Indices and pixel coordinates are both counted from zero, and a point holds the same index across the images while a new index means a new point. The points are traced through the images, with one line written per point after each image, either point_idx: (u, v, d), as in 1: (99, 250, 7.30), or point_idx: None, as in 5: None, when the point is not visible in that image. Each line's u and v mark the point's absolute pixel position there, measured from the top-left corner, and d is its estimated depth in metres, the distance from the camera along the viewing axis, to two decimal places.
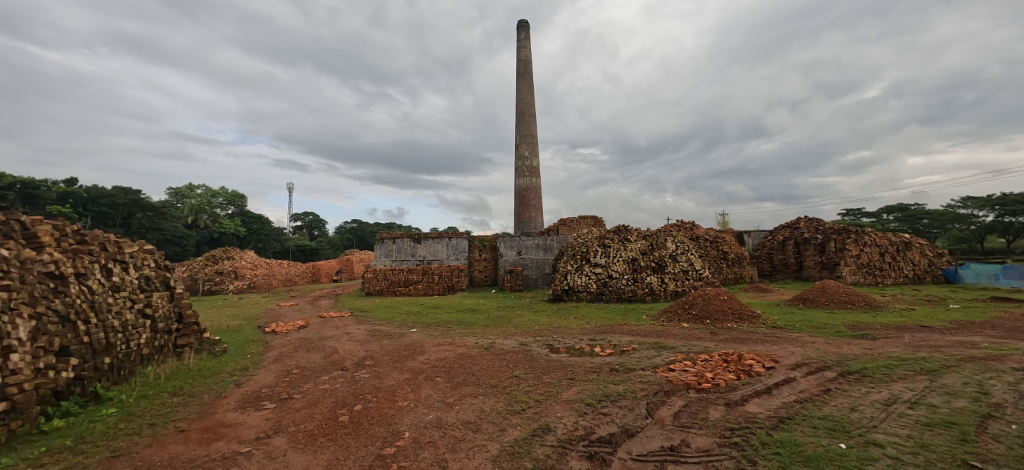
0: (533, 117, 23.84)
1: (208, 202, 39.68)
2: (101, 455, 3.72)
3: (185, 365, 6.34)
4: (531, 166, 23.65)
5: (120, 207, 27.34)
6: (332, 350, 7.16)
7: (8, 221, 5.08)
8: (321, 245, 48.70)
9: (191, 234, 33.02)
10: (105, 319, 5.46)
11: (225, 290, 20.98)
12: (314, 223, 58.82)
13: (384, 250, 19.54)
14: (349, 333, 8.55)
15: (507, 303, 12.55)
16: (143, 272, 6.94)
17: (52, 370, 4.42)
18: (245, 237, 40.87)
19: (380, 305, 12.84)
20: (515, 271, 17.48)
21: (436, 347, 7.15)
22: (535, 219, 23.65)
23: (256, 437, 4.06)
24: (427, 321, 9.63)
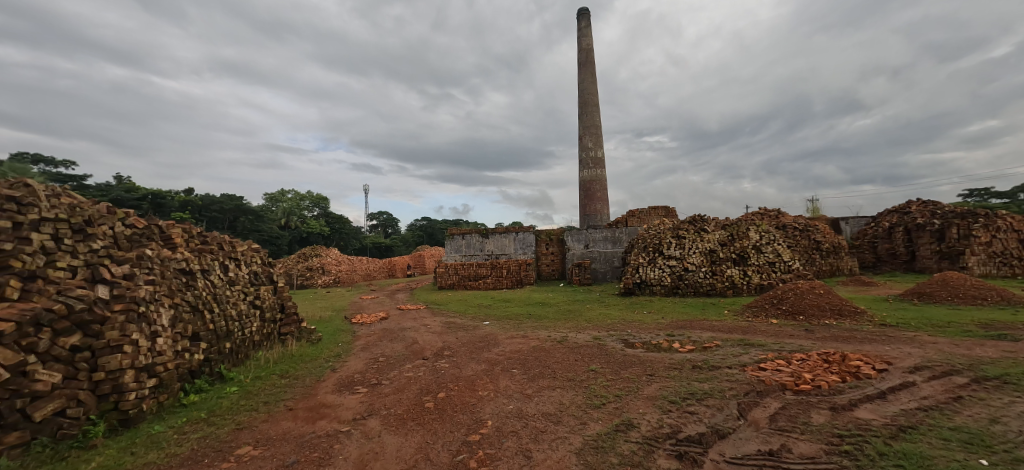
0: (596, 107, 23.27)
1: (296, 205, 43.85)
2: (228, 427, 4.26)
3: (288, 350, 7.03)
4: (595, 157, 23.13)
5: (227, 212, 31.17)
6: (412, 340, 7.55)
7: (150, 226, 5.98)
8: (394, 242, 51.44)
9: (284, 235, 36.74)
10: (225, 309, 6.23)
11: (315, 284, 23.13)
12: (388, 222, 62.97)
13: (454, 246, 20.30)
14: (426, 325, 8.95)
15: (576, 296, 12.41)
16: (252, 268, 7.82)
17: (188, 352, 5.13)
18: (329, 236, 44.69)
19: (452, 299, 13.32)
20: (583, 264, 17.29)
21: (509, 340, 7.23)
22: (601, 212, 23.09)
23: (353, 418, 4.40)
24: (499, 314, 9.82)
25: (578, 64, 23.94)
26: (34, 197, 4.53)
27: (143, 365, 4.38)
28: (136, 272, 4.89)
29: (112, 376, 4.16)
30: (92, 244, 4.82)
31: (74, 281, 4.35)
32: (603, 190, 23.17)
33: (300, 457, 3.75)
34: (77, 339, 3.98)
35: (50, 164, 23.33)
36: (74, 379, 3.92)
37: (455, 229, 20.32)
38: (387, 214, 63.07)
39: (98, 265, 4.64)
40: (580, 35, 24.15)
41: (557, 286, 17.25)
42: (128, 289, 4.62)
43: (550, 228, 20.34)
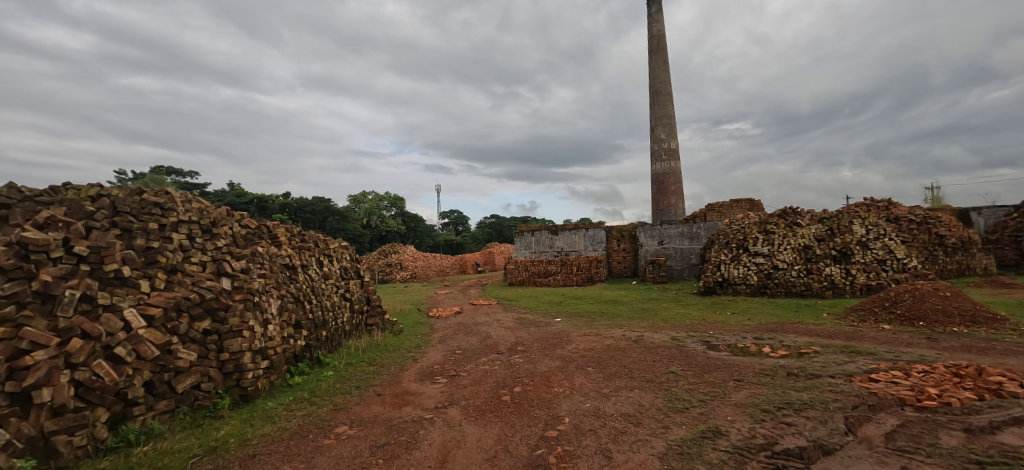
0: (668, 95, 22.14)
1: (376, 205, 47.04)
2: (327, 407, 4.72)
3: (374, 340, 7.58)
4: (668, 149, 22.04)
5: (318, 213, 34.55)
6: (486, 335, 7.76)
7: (261, 226, 6.80)
8: (465, 239, 53.97)
9: (366, 233, 39.86)
10: (322, 300, 6.88)
11: (394, 279, 24.85)
12: (459, 220, 65.68)
13: (524, 242, 20.57)
14: (498, 320, 9.18)
15: (651, 295, 11.98)
16: (343, 264, 8.55)
17: (292, 338, 5.76)
18: (404, 234, 47.49)
19: (522, 294, 13.49)
20: (657, 261, 16.63)
21: (582, 337, 7.15)
22: (676, 207, 22.09)
23: (435, 406, 4.65)
24: (570, 311, 9.76)
25: (649, 51, 22.92)
26: (174, 202, 5.35)
27: (257, 348, 5.00)
28: (251, 266, 5.58)
29: (235, 357, 4.80)
30: (217, 242, 5.60)
31: (204, 273, 5.08)
32: (677, 183, 22.06)
33: (390, 440, 4.04)
34: (207, 324, 4.66)
35: (183, 175, 27.59)
36: (206, 358, 4.61)
37: (524, 226, 20.63)
38: (456, 213, 65.54)
39: (221, 260, 5.38)
40: (650, 21, 23.10)
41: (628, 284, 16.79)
42: (245, 281, 5.29)
43: (621, 224, 19.84)
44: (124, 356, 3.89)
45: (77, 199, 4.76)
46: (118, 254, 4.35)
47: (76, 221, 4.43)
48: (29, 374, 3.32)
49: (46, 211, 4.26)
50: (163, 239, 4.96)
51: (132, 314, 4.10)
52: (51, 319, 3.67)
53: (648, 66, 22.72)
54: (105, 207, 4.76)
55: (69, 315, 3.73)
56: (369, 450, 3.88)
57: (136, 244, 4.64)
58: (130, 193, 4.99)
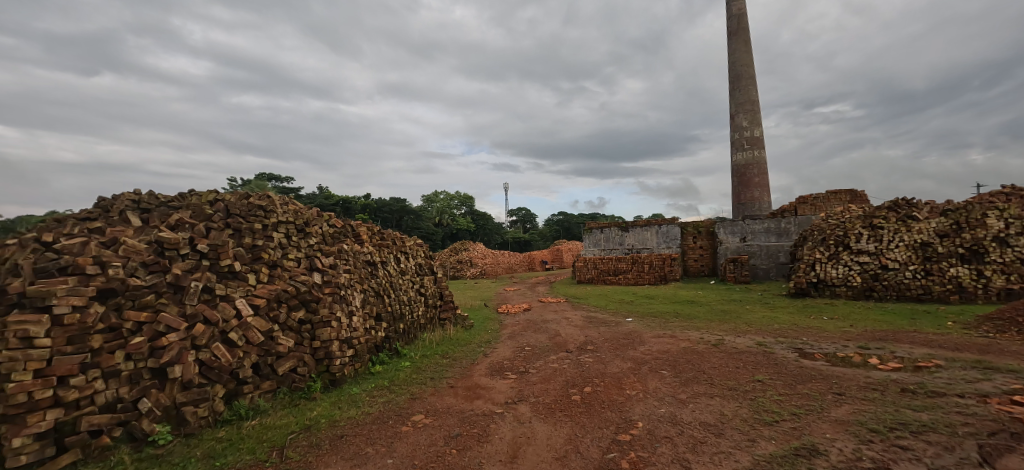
0: (750, 79, 20.39)
1: (448, 205, 49.08)
2: (405, 396, 5.00)
3: (447, 334, 7.90)
4: (751, 138, 20.30)
5: (394, 212, 36.97)
6: (555, 333, 7.73)
7: (346, 225, 7.39)
8: (532, 236, 54.61)
9: (439, 231, 41.89)
10: (399, 295, 7.32)
11: (464, 275, 25.88)
12: (527, 217, 66.59)
13: (593, 240, 20.27)
14: (567, 318, 9.11)
15: (732, 295, 11.16)
16: (418, 260, 9.03)
17: (373, 330, 6.19)
18: (474, 232, 49.03)
19: (591, 293, 13.20)
20: (739, 260, 15.44)
21: (655, 339, 6.83)
22: (760, 200, 20.30)
23: (505, 401, 4.74)
24: (642, 312, 9.39)
25: (728, 33, 21.27)
26: (274, 204, 6.00)
27: (344, 337, 5.45)
28: (337, 262, 6.09)
29: (325, 344, 5.26)
30: (310, 240, 6.19)
31: (300, 268, 5.63)
32: (762, 174, 20.30)
33: (463, 431, 4.17)
34: (302, 314, 5.17)
35: (283, 181, 31.08)
36: (301, 345, 5.11)
37: (593, 222, 20.37)
38: (524, 210, 66.58)
39: (313, 256, 5.93)
40: None
41: (706, 283, 15.81)
42: (333, 276, 5.79)
43: (698, 219, 18.75)
44: (236, 340, 4.47)
45: (200, 203, 5.53)
46: (230, 251, 4.98)
47: (199, 222, 5.14)
48: (166, 352, 3.99)
49: (177, 214, 5.03)
50: (265, 237, 5.58)
51: (242, 303, 4.68)
52: (181, 306, 4.32)
53: (727, 49, 21.11)
54: (221, 210, 5.47)
55: (195, 302, 4.34)
56: (443, 439, 4.04)
57: (244, 242, 5.29)
58: (239, 197, 5.68)
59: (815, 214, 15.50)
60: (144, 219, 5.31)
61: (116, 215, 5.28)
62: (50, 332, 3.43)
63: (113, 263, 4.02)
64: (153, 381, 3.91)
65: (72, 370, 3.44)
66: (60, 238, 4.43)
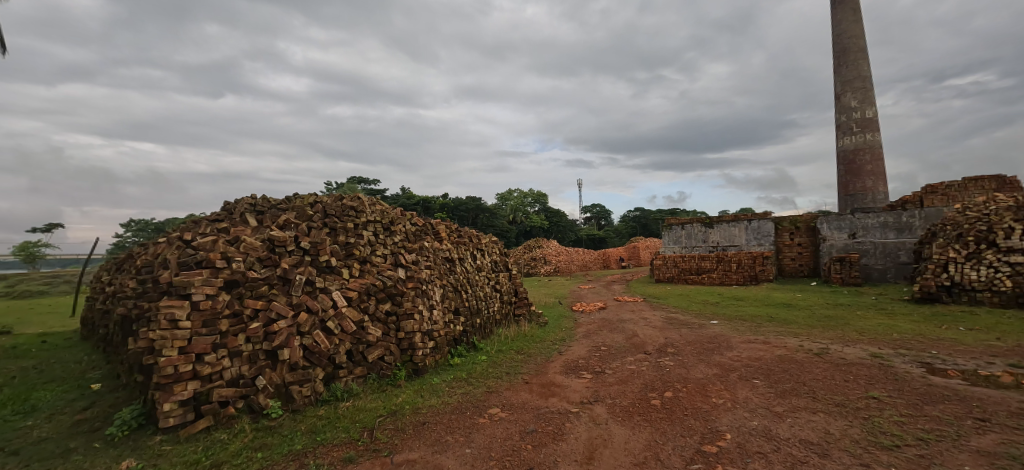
0: (861, 53, 17.91)
1: (521, 203, 50.03)
2: (481, 389, 5.14)
3: (522, 330, 8.00)
4: (861, 120, 17.81)
5: (471, 211, 38.59)
6: (632, 333, 7.46)
7: (427, 224, 7.82)
8: (608, 233, 53.64)
9: (513, 228, 42.85)
10: (476, 290, 7.57)
11: (538, 272, 26.29)
12: (601, 215, 65.42)
13: (673, 237, 19.38)
14: (646, 318, 8.74)
15: (837, 299, 9.90)
16: (493, 257, 9.27)
17: (452, 323, 6.46)
18: (547, 229, 49.15)
19: (671, 293, 12.49)
20: (847, 259, 13.69)
21: (745, 344, 6.29)
22: (874, 190, 17.71)
23: (581, 401, 4.67)
24: (730, 314, 8.70)
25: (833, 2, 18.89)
26: (364, 205, 6.53)
27: (425, 330, 5.74)
28: (419, 259, 6.45)
29: (408, 335, 5.59)
30: (395, 237, 6.64)
31: (386, 264, 6.06)
32: (876, 161, 17.73)
33: (538, 428, 4.18)
34: (388, 307, 5.56)
35: (371, 184, 33.96)
36: (388, 336, 5.49)
37: (673, 218, 19.47)
38: (599, 207, 65.73)
39: (398, 253, 6.35)
40: None
41: (806, 285, 14.20)
42: (415, 271, 6.14)
43: (795, 214, 16.96)
44: (333, 328, 4.93)
45: (303, 206, 6.22)
46: (327, 247, 5.50)
47: (302, 222, 5.76)
48: (277, 337, 4.54)
49: (285, 215, 5.69)
50: (356, 235, 6.08)
51: (338, 295, 5.16)
52: (288, 296, 4.87)
53: (832, 21, 18.77)
54: (320, 211, 6.08)
55: (299, 293, 4.87)
56: (519, 434, 4.09)
57: (339, 240, 5.82)
58: (335, 199, 6.28)
59: (949, 206, 13.20)
60: (260, 220, 6.09)
61: (239, 217, 6.12)
62: (189, 315, 4.11)
63: (236, 257, 4.65)
64: (267, 361, 4.46)
65: (206, 349, 4.10)
66: (198, 236, 5.24)
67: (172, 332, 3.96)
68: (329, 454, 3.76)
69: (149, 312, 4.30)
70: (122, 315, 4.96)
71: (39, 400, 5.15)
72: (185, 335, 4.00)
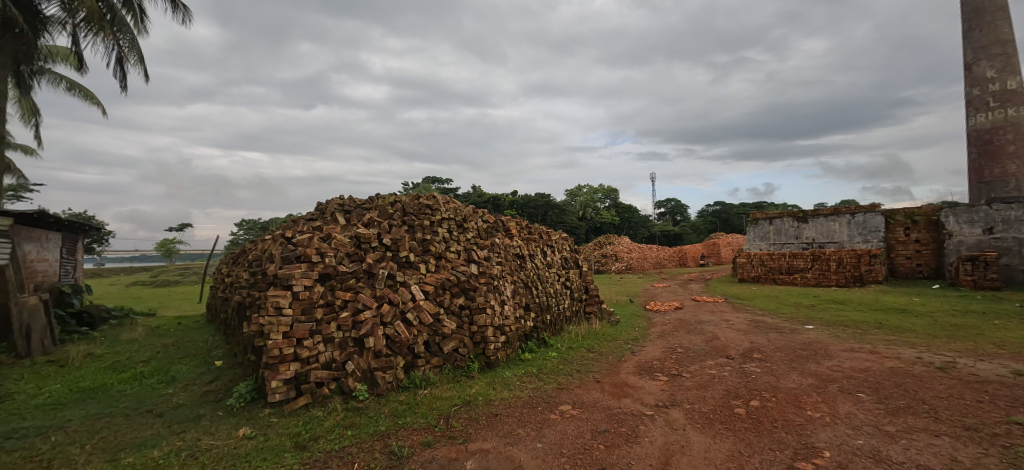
0: (1001, 12, 15.00)
1: (592, 198, 49.20)
2: (552, 385, 5.16)
3: (594, 328, 7.89)
4: (1000, 92, 14.95)
5: (540, 208, 38.87)
6: (712, 336, 7.02)
7: (498, 221, 8.02)
8: (684, 229, 50.98)
9: (582, 225, 42.40)
10: (546, 287, 7.61)
11: (609, 269, 25.83)
12: (677, 209, 62.49)
13: (759, 233, 17.73)
14: (728, 321, 8.17)
15: (968, 305, 8.44)
16: (563, 254, 9.26)
17: (523, 319, 6.55)
18: (618, 225, 47.84)
19: (758, 293, 11.64)
20: (982, 258, 11.65)
21: (848, 353, 5.62)
22: (1020, 175, 14.74)
23: (656, 404, 4.49)
24: (828, 319, 7.83)
25: None
26: (439, 204, 6.87)
27: (497, 324, 5.89)
28: (491, 255, 6.63)
29: (481, 329, 5.77)
30: (468, 234, 6.88)
31: (460, 260, 6.31)
32: (1020, 141, 14.78)
33: (611, 428, 4.09)
34: (462, 301, 5.78)
35: (443, 183, 35.55)
36: (462, 329, 5.72)
37: (759, 213, 17.79)
38: (675, 202, 62.98)
39: (471, 249, 6.58)
40: None
41: (925, 289, 12.29)
42: (487, 267, 6.32)
43: (910, 206, 14.88)
44: (412, 320, 5.25)
45: (385, 205, 6.70)
46: (406, 244, 5.85)
47: (384, 220, 6.19)
48: (363, 325, 4.94)
49: (369, 214, 6.18)
50: (432, 232, 6.40)
51: (417, 289, 5.48)
52: (372, 288, 5.26)
53: None
54: (400, 210, 6.51)
55: (382, 287, 5.25)
56: (590, 433, 4.03)
57: (416, 236, 6.17)
58: (413, 199, 6.69)
59: None
60: (347, 218, 6.66)
61: (330, 216, 6.77)
62: (291, 304, 4.62)
63: (329, 253, 5.13)
64: (355, 348, 4.87)
65: (305, 334, 4.58)
66: (297, 234, 5.87)
67: (277, 318, 4.47)
68: (409, 437, 4.01)
69: (259, 300, 4.90)
70: (238, 303, 5.71)
71: (177, 372, 6.12)
72: (288, 322, 4.50)
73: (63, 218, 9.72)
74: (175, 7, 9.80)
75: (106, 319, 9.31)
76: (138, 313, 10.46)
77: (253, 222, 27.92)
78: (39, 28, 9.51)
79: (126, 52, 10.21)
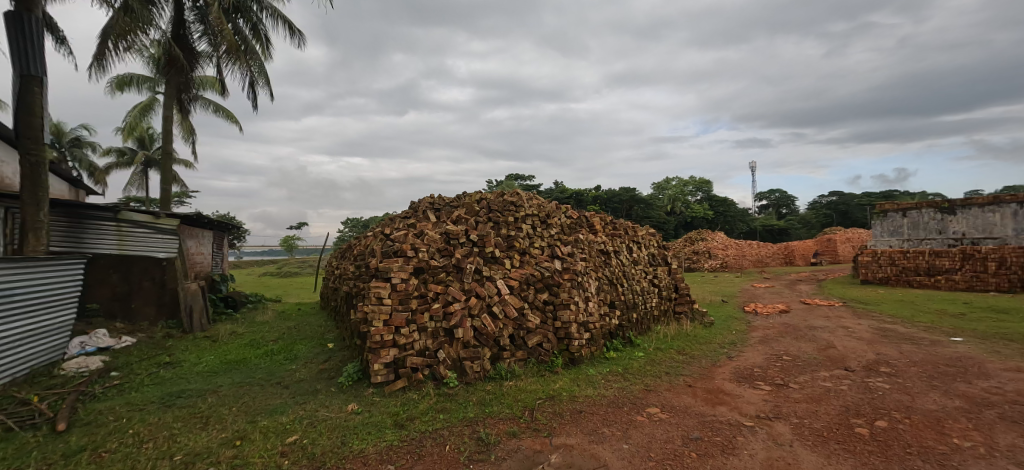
0: None
1: (682, 191, 46.36)
2: (639, 386, 5.03)
3: (684, 329, 7.50)
4: None
5: (625, 202, 37.75)
6: (826, 344, 6.25)
7: (582, 217, 7.95)
8: (790, 223, 45.67)
9: (670, 219, 40.26)
10: (632, 284, 7.39)
11: (701, 268, 24.33)
12: (782, 201, 56.67)
13: (887, 227, 15.47)
14: (847, 328, 7.21)
15: None
16: (651, 250, 8.92)
17: (607, 316, 6.44)
18: (712, 220, 44.38)
19: (885, 297, 10.23)
20: None
21: (1015, 373, 4.63)
22: None
23: (757, 415, 4.15)
24: (984, 330, 6.54)
25: None
26: (522, 201, 7.02)
27: (581, 321, 5.86)
28: (575, 251, 6.61)
29: (565, 325, 5.78)
30: (551, 230, 6.93)
31: (544, 255, 6.38)
32: None
33: (704, 436, 3.87)
34: (546, 296, 5.85)
35: (526, 180, 36.29)
36: (546, 324, 5.78)
37: (887, 203, 15.51)
38: (779, 193, 57.11)
39: (554, 245, 6.61)
40: None
41: None
42: (571, 263, 6.30)
43: None
44: (498, 314, 5.44)
45: (471, 203, 7.02)
46: (492, 240, 6.07)
47: (471, 217, 6.51)
48: (453, 317, 5.23)
49: (457, 211, 6.52)
50: (516, 228, 6.57)
51: (502, 283, 5.66)
52: (461, 282, 5.55)
53: None
54: (485, 207, 6.78)
55: (469, 281, 5.51)
56: (682, 439, 3.85)
57: (501, 232, 6.37)
58: (498, 196, 6.94)
59: None
60: (437, 216, 7.12)
61: (423, 214, 7.28)
62: (390, 294, 5.06)
63: (422, 248, 5.52)
64: (446, 337, 5.19)
65: (402, 323, 4.99)
66: (394, 231, 6.41)
67: (378, 307, 4.93)
68: (496, 426, 4.18)
69: (363, 290, 5.45)
70: (346, 292, 6.41)
71: (298, 351, 7.08)
72: (387, 310, 4.95)
73: (214, 219, 11.66)
74: (292, 32, 11.08)
75: (245, 303, 11.06)
76: (269, 299, 12.28)
77: (358, 221, 31.08)
78: (194, 61, 11.43)
79: (256, 77, 11.83)
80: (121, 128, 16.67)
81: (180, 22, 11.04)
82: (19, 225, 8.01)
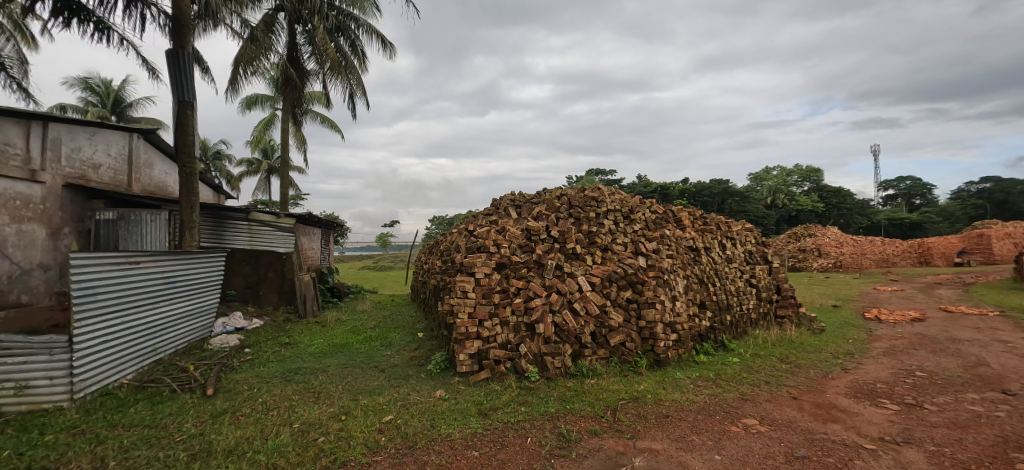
0: None
1: (784, 181, 41.74)
2: (734, 394, 4.69)
3: (788, 334, 6.80)
4: None
5: (716, 196, 35.07)
6: (976, 361, 5.24)
7: (667, 211, 7.59)
8: (926, 217, 38.71)
9: (770, 214, 36.52)
10: (725, 283, 6.89)
11: (809, 268, 21.87)
12: (914, 189, 48.22)
13: None
14: (1005, 343, 5.98)
15: None
16: (748, 247, 8.23)
17: (697, 318, 6.08)
18: (822, 213, 39.27)
19: None
20: None
21: None
22: None
23: (880, 437, 3.65)
24: None
25: None
26: (603, 196, 6.92)
27: (667, 321, 5.62)
28: (661, 248, 6.34)
29: (650, 325, 5.58)
30: (634, 226, 6.71)
31: (627, 252, 6.21)
32: None
33: (812, 455, 3.49)
34: (629, 294, 5.71)
35: (606, 175, 35.39)
36: (630, 323, 5.63)
37: None
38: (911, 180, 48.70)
39: (638, 241, 6.40)
40: None
41: None
42: (656, 261, 6.06)
43: None
44: (579, 310, 5.43)
45: (551, 200, 7.09)
46: (573, 236, 6.08)
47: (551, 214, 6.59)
48: (534, 312, 5.34)
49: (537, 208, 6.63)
50: (597, 224, 6.50)
51: (584, 280, 5.65)
52: (542, 278, 5.65)
53: None
54: (565, 203, 6.82)
55: (550, 277, 5.59)
56: (785, 456, 3.52)
57: (581, 229, 6.35)
58: (578, 193, 6.92)
59: None
60: (518, 212, 7.32)
61: (504, 211, 7.53)
62: (473, 288, 5.33)
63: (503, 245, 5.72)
64: (527, 332, 5.30)
65: (485, 316, 5.22)
66: (477, 228, 6.74)
67: (463, 300, 5.24)
68: (577, 423, 4.19)
69: (449, 284, 5.80)
70: (434, 286, 6.87)
71: (392, 339, 7.72)
72: (471, 303, 5.23)
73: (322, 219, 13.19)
74: (385, 45, 11.95)
75: (347, 293, 12.33)
76: (367, 290, 13.57)
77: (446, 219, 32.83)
78: (304, 79, 12.89)
79: (354, 89, 12.98)
80: (250, 141, 19.52)
81: (294, 45, 12.53)
82: (178, 225, 9.80)
